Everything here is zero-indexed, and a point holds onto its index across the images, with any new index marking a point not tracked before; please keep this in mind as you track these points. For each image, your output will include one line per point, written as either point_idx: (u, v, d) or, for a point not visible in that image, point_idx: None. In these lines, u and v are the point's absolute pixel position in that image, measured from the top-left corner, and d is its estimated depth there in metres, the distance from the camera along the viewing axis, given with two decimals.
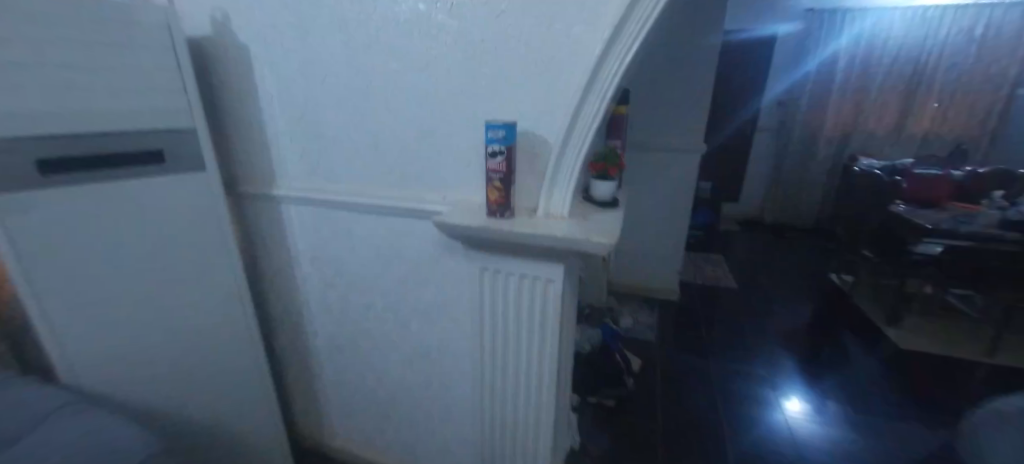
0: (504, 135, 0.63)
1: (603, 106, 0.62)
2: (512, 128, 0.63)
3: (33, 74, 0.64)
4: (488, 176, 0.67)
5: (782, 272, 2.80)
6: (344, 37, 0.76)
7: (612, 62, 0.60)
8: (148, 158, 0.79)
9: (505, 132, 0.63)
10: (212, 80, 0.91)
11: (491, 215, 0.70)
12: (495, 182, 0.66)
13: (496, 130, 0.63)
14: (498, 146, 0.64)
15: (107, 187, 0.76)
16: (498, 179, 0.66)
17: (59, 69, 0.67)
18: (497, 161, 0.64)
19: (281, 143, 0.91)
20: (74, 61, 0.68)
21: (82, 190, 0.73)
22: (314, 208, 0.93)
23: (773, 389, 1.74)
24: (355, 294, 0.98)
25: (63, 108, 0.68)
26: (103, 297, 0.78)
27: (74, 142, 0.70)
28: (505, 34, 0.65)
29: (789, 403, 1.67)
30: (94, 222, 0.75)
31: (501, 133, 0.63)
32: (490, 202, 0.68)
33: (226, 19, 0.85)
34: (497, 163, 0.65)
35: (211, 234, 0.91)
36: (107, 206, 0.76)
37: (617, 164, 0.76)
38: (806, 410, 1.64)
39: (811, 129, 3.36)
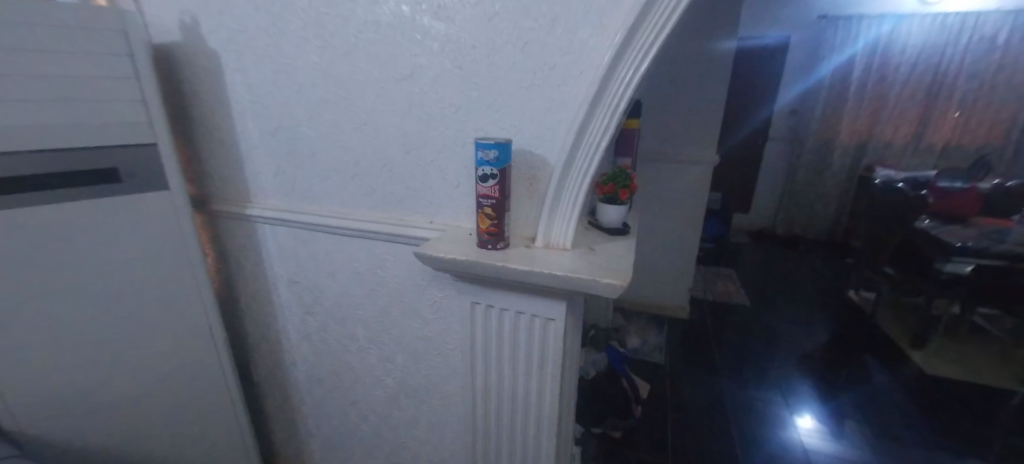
0: (497, 156, 0.54)
1: (613, 122, 0.53)
2: (506, 147, 0.54)
3: None
4: (478, 203, 0.58)
5: (797, 287, 2.68)
6: (320, 43, 0.67)
7: (623, 71, 0.51)
8: (100, 177, 0.71)
9: (498, 153, 0.54)
10: (183, 90, 0.84)
11: (482, 246, 0.60)
12: (487, 209, 0.57)
13: (487, 149, 0.54)
14: (490, 168, 0.55)
15: (52, 209, 0.68)
16: (489, 205, 0.57)
17: None
18: (489, 186, 0.55)
19: (255, 158, 0.82)
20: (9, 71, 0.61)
21: (19, 211, 0.66)
22: (291, 229, 0.85)
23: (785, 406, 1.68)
24: (337, 323, 0.89)
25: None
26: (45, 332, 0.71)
27: (11, 159, 0.63)
28: (500, 39, 0.56)
29: (801, 421, 1.61)
30: (36, 245, 0.68)
31: (494, 154, 0.54)
32: (481, 231, 0.59)
33: (196, 23, 0.77)
34: (488, 189, 0.56)
35: (175, 259, 0.82)
36: (52, 229, 0.69)
37: (628, 187, 0.67)
38: (818, 428, 1.58)
39: (825, 138, 3.25)
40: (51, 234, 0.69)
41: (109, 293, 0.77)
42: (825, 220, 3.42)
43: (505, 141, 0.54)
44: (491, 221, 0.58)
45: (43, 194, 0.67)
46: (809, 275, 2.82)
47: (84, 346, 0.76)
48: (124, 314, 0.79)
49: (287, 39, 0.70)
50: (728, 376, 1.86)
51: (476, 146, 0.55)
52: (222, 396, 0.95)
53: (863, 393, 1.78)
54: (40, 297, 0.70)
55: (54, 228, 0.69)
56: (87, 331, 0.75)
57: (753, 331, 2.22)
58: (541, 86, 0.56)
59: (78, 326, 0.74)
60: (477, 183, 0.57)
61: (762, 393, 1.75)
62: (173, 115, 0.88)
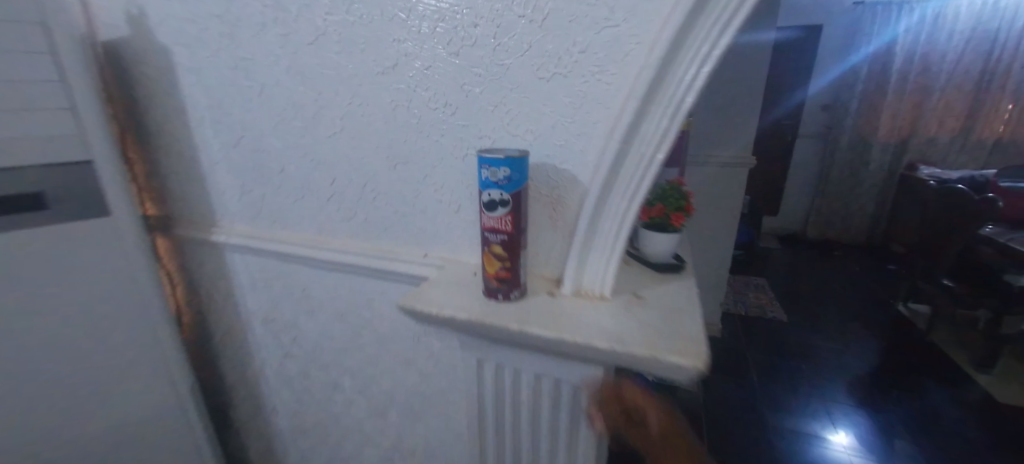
0: (511, 175, 0.38)
1: (675, 124, 0.37)
2: (522, 161, 0.39)
3: None
4: (483, 238, 0.42)
5: (838, 298, 2.45)
6: (280, 29, 0.53)
7: (693, 49, 0.34)
8: (17, 203, 0.57)
9: (512, 170, 0.38)
10: (138, 95, 0.71)
11: (489, 295, 0.45)
12: (496, 246, 0.41)
13: (496, 166, 0.38)
14: (500, 192, 0.39)
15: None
16: (498, 242, 0.41)
17: None
18: (499, 217, 0.40)
19: (218, 175, 0.68)
20: None
21: None
22: (262, 259, 0.71)
23: (816, 420, 1.54)
24: (319, 369, 0.74)
25: None
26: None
27: None
28: (511, 12, 0.40)
29: (835, 437, 1.47)
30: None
31: (506, 172, 0.38)
32: (488, 276, 0.43)
33: (143, 14, 0.63)
34: (498, 220, 0.40)
35: (125, 297, 0.69)
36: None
37: (683, 210, 0.52)
38: (854, 444, 1.44)
39: (862, 134, 3.00)
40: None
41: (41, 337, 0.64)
42: (863, 224, 3.18)
43: (523, 153, 0.39)
44: (502, 264, 0.42)
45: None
46: (850, 285, 2.59)
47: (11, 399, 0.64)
48: (61, 361, 0.66)
49: (242, 27, 0.55)
50: (764, 397, 1.68)
51: (481, 161, 0.39)
52: (189, 451, 0.81)
53: (924, 420, 1.57)
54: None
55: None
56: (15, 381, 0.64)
57: (791, 348, 2.01)
58: (570, 76, 0.40)
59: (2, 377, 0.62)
60: (481, 211, 0.41)
61: (803, 418, 1.56)
62: (127, 124, 0.74)
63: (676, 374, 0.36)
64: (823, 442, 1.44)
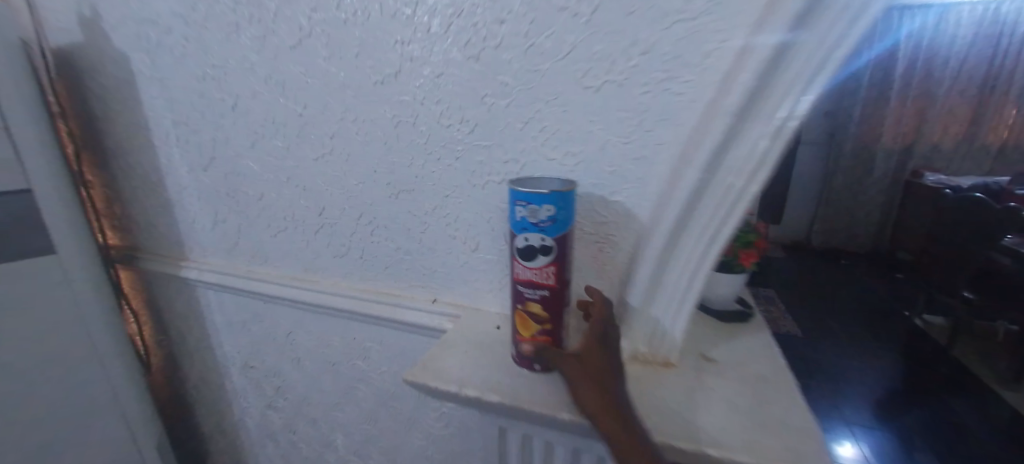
0: (556, 215, 0.29)
1: (776, 149, 0.28)
2: (570, 197, 0.30)
3: None
4: (515, 293, 0.33)
5: (849, 309, 2.38)
6: (257, 31, 0.43)
7: (808, 49, 0.25)
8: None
9: (558, 209, 0.29)
10: (95, 110, 0.61)
11: (522, 364, 0.36)
12: (533, 305, 0.32)
13: (537, 204, 0.29)
14: (541, 237, 0.30)
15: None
16: (537, 299, 0.32)
17: None
18: (539, 269, 0.31)
19: (188, 202, 0.58)
20: None
21: None
22: (240, 299, 0.60)
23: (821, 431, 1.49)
24: (307, 424, 0.64)
25: None
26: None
27: None
28: (549, 4, 0.31)
29: (842, 449, 1.41)
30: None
31: (551, 209, 0.29)
32: (520, 340, 0.34)
33: (96, 14, 0.53)
34: (537, 272, 0.31)
35: (74, 347, 0.58)
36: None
37: (753, 245, 0.41)
38: (863, 455, 1.39)
39: (866, 140, 2.95)
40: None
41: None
42: (867, 232, 3.12)
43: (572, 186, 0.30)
44: (540, 327, 0.33)
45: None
46: (860, 297, 2.52)
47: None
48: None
49: (211, 29, 0.46)
50: None
51: (515, 196, 0.30)
52: None
53: (955, 442, 1.47)
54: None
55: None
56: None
57: (806, 363, 1.91)
58: (626, 85, 0.31)
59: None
60: (513, 260, 0.32)
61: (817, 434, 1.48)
62: (84, 143, 0.64)
63: None
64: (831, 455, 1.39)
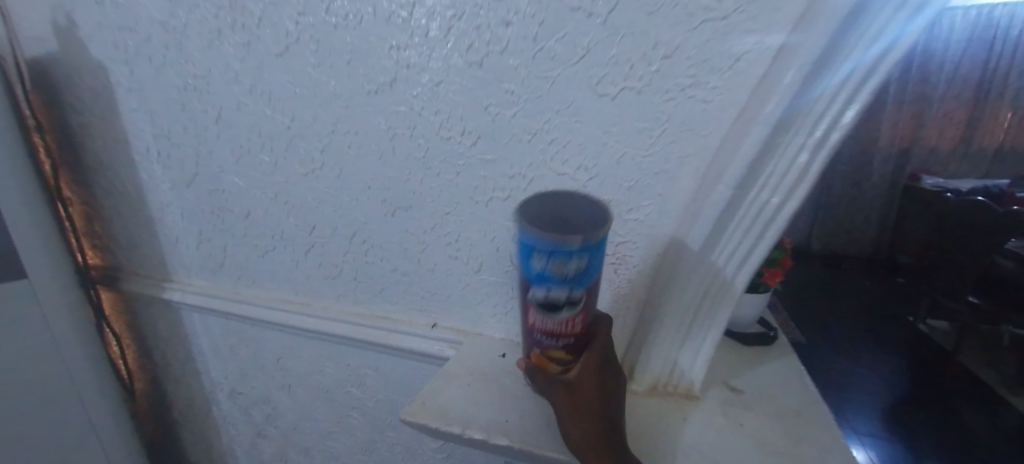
0: (587, 267, 0.24)
1: (817, 163, 0.25)
2: (602, 242, 0.25)
3: None
4: (531, 339, 0.29)
5: (851, 315, 2.35)
6: (241, 37, 0.40)
7: (859, 48, 0.22)
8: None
9: (589, 256, 0.24)
10: (72, 122, 0.57)
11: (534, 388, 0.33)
12: (555, 351, 0.28)
13: (565, 259, 0.24)
14: (566, 289, 0.25)
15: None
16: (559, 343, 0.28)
17: None
18: (564, 323, 0.26)
19: (171, 219, 0.55)
20: None
21: None
22: (226, 321, 0.57)
23: None
24: (299, 454, 0.60)
25: None
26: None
27: None
28: (560, 3, 0.28)
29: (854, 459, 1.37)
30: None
31: (581, 260, 0.24)
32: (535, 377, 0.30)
33: (71, 21, 0.50)
34: (560, 324, 0.27)
35: (49, 376, 0.54)
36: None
37: (778, 263, 0.39)
38: None
39: (863, 145, 2.93)
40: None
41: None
42: (866, 236, 3.11)
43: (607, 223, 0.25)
44: (562, 369, 0.29)
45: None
46: (863, 303, 2.49)
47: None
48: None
49: (191, 36, 0.43)
50: None
51: (530, 246, 0.24)
52: None
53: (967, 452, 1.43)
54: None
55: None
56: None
57: (813, 373, 1.85)
58: (646, 93, 0.28)
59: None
60: (528, 308, 0.27)
61: None
62: (61, 158, 0.61)
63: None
64: None
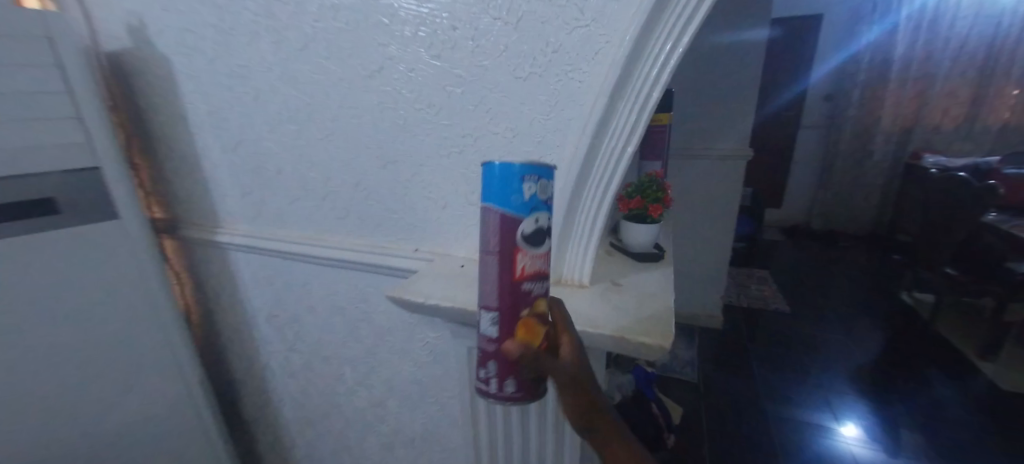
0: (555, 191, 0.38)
1: (643, 118, 0.40)
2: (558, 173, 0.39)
3: None
4: (518, 299, 0.37)
5: (840, 289, 2.45)
6: (272, 37, 0.55)
7: (656, 45, 0.37)
8: (13, 210, 0.58)
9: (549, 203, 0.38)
10: (141, 102, 0.73)
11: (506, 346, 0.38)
12: (539, 299, 0.38)
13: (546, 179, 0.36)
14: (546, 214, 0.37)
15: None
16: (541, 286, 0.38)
17: None
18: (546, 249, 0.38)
19: (220, 178, 0.71)
20: None
21: None
22: (263, 257, 0.73)
23: (820, 410, 1.51)
24: (322, 362, 0.77)
25: None
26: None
27: None
28: (487, 16, 0.42)
29: (842, 429, 1.43)
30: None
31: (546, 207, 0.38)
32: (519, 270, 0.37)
33: (143, 24, 0.66)
34: (540, 259, 0.38)
35: (136, 299, 0.71)
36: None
37: (660, 201, 0.54)
38: (863, 436, 1.40)
39: (865, 123, 2.95)
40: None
41: (32, 345, 0.64)
42: (866, 215, 3.16)
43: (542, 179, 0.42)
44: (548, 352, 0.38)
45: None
46: (855, 278, 2.58)
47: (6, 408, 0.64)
48: (56, 365, 0.66)
49: (236, 36, 0.58)
50: (766, 387, 1.64)
51: (522, 173, 0.35)
52: (208, 450, 0.85)
53: (927, 409, 1.55)
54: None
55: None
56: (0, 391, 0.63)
57: (794, 340, 1.97)
58: (544, 75, 0.42)
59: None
60: (516, 254, 0.36)
61: (808, 409, 1.53)
62: (132, 129, 0.78)
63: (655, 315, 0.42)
64: (830, 434, 1.41)
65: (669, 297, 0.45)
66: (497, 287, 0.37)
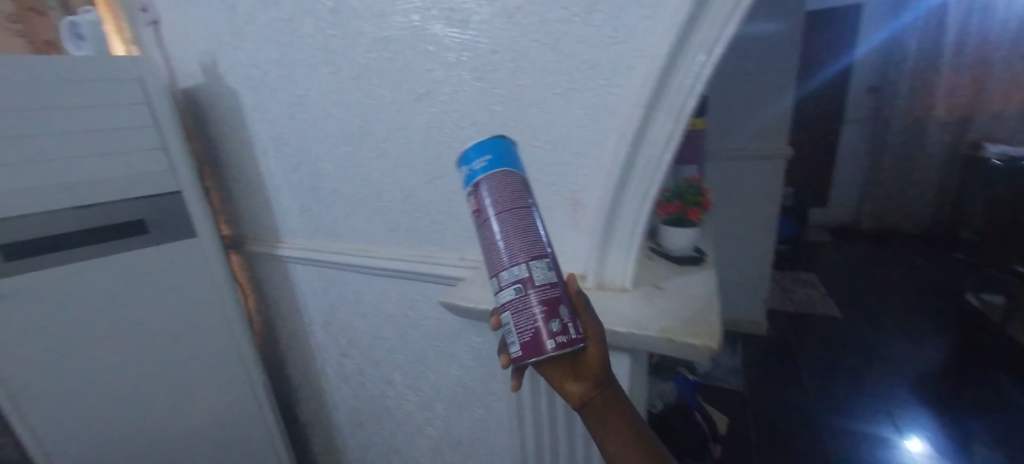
0: None
1: (680, 127, 0.41)
2: None
3: (32, 153, 0.58)
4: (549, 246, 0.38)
5: (896, 292, 2.30)
6: (329, 69, 0.61)
7: (692, 56, 0.38)
8: (108, 231, 0.66)
9: None
10: (212, 130, 0.82)
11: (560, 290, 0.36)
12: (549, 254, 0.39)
13: None
14: None
15: (14, 281, 0.60)
16: None
17: (53, 140, 0.60)
18: None
19: (281, 197, 0.78)
20: (65, 127, 0.60)
21: (83, 270, 0.65)
22: (320, 268, 0.79)
23: (883, 425, 1.41)
24: (373, 367, 0.82)
25: (56, 182, 0.60)
26: (19, 414, 0.63)
27: (69, 218, 0.62)
28: (525, 38, 0.45)
29: (908, 444, 1.33)
30: (31, 313, 0.62)
31: None
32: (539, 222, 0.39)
33: (214, 62, 0.74)
34: None
35: (210, 310, 0.78)
36: (53, 297, 0.63)
37: (699, 204, 0.55)
38: (931, 451, 1.30)
39: (916, 115, 2.78)
40: (53, 302, 0.63)
41: (104, 361, 0.69)
42: (922, 212, 2.97)
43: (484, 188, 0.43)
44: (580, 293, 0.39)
45: (17, 261, 0.60)
46: (911, 279, 2.42)
47: (95, 418, 0.70)
48: (125, 379, 0.71)
49: (297, 69, 0.64)
50: (818, 398, 1.56)
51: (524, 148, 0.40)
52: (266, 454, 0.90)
53: (1003, 420, 1.42)
54: (43, 373, 0.64)
55: (58, 294, 0.64)
56: (71, 405, 0.67)
57: (847, 346, 1.87)
58: (582, 90, 0.45)
59: (89, 400, 0.69)
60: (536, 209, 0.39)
61: (865, 420, 1.44)
62: (205, 157, 0.86)
63: (703, 317, 0.43)
64: (894, 449, 1.31)
65: (714, 300, 0.46)
66: (539, 230, 0.37)
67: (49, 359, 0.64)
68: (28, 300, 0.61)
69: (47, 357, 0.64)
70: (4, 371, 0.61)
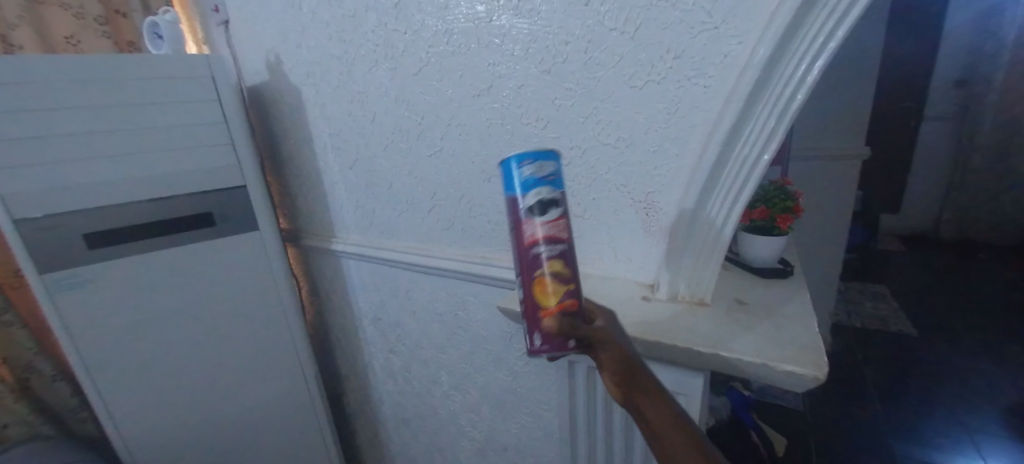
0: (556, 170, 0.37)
1: (782, 124, 0.37)
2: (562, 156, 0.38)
3: (111, 147, 0.62)
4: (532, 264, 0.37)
5: (985, 310, 2.05)
6: (389, 64, 0.60)
7: (806, 41, 0.33)
8: (177, 224, 0.69)
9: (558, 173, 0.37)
10: (274, 126, 0.84)
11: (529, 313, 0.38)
12: (552, 263, 0.36)
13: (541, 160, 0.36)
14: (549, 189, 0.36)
15: (94, 269, 0.64)
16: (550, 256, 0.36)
17: (131, 135, 0.63)
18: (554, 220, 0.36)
19: (337, 193, 0.79)
20: (142, 123, 0.63)
21: (152, 259, 0.68)
22: (372, 265, 0.79)
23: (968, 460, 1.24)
24: (420, 365, 0.81)
25: (132, 176, 0.64)
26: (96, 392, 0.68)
27: (142, 210, 0.65)
28: (601, 26, 0.42)
29: None
30: (107, 297, 0.66)
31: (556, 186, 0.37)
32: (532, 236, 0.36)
33: (279, 60, 0.75)
34: (552, 226, 0.36)
35: (268, 302, 0.80)
36: (126, 284, 0.67)
37: (789, 211, 0.51)
38: None
39: (1015, 111, 2.46)
40: (127, 289, 0.67)
41: (170, 350, 0.72)
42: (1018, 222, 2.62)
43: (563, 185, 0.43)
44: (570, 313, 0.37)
45: (95, 250, 0.64)
46: (1003, 296, 2.15)
47: (162, 401, 0.73)
48: (187, 368, 0.75)
49: (357, 64, 0.64)
50: (890, 423, 1.42)
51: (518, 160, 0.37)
52: (314, 442, 0.92)
53: None
54: (117, 354, 0.68)
55: (131, 282, 0.67)
56: (142, 388, 0.71)
57: (925, 368, 1.68)
58: (664, 83, 0.41)
59: (155, 382, 0.72)
60: (525, 222, 0.37)
61: (949, 453, 1.28)
62: (267, 151, 0.89)
63: (801, 338, 0.38)
64: None
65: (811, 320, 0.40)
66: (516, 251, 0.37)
67: (122, 342, 0.68)
68: (105, 286, 0.65)
69: (121, 340, 0.68)
70: (86, 351, 0.66)
